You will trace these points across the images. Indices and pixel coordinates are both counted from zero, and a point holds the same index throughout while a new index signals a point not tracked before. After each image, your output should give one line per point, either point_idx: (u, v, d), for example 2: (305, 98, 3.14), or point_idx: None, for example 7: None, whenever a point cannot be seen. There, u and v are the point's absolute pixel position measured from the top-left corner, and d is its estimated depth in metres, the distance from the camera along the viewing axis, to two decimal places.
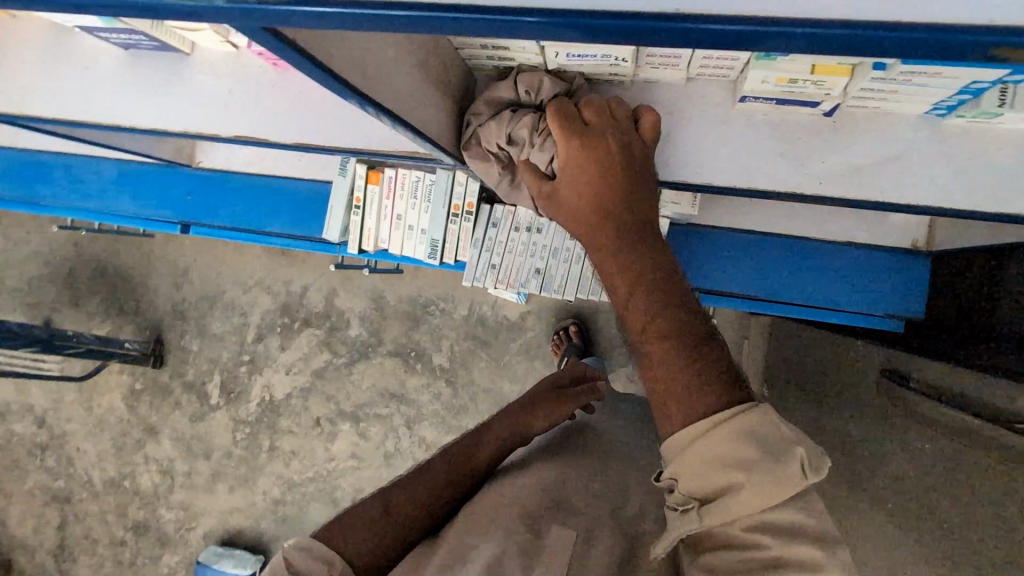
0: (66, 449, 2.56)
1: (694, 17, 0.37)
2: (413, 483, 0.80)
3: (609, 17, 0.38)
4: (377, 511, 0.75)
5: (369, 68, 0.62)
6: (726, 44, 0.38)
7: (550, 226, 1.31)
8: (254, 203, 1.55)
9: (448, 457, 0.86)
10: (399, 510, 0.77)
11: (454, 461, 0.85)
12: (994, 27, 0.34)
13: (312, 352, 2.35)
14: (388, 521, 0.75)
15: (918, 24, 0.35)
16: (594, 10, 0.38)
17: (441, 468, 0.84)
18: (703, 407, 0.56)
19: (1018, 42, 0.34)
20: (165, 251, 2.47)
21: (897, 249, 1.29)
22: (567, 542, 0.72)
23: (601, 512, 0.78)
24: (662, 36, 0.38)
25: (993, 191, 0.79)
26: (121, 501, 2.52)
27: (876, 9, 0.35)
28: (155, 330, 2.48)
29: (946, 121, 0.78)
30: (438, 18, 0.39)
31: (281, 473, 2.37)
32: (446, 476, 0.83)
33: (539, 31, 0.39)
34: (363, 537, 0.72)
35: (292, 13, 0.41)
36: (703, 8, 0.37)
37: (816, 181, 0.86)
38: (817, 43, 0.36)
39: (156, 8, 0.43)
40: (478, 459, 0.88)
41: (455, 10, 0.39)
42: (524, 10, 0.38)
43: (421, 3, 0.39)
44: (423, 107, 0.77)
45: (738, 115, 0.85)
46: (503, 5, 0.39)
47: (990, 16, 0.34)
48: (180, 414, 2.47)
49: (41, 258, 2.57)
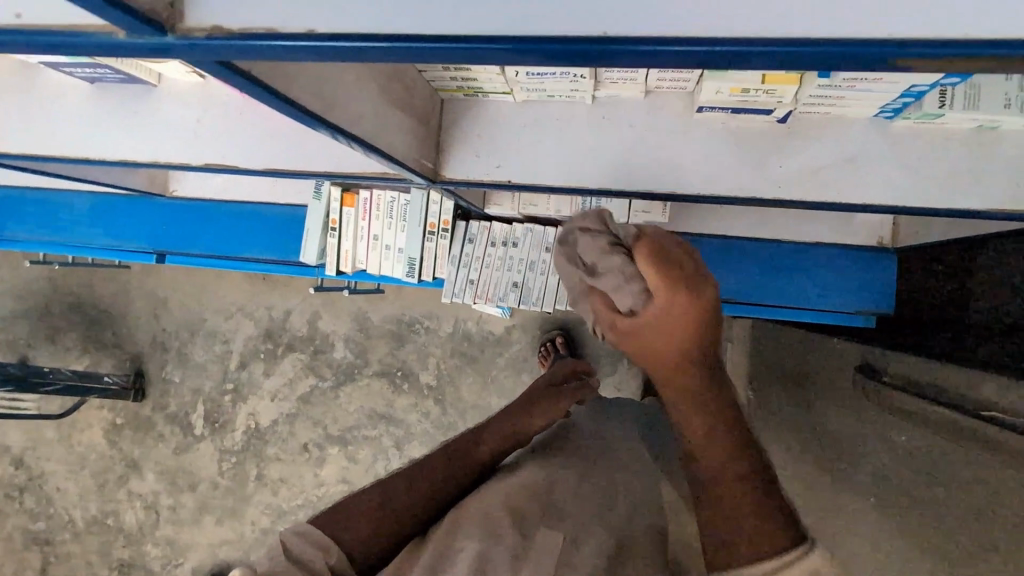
0: (45, 489, 2.49)
1: (653, 40, 0.37)
2: (413, 476, 0.79)
3: (564, 41, 0.38)
4: (377, 500, 0.75)
5: (329, 93, 0.62)
6: (692, 65, 0.38)
7: (525, 239, 1.33)
8: (231, 229, 1.54)
9: (450, 449, 0.85)
10: (395, 508, 0.76)
11: (453, 457, 0.84)
12: (947, 41, 0.35)
13: (298, 377, 2.32)
14: (387, 515, 0.75)
15: (874, 41, 0.35)
16: (548, 34, 0.38)
17: (442, 460, 0.83)
18: (771, 548, 0.59)
19: (970, 54, 0.34)
20: (144, 282, 2.44)
21: (864, 248, 1.34)
22: (555, 545, 0.71)
23: (590, 511, 0.78)
24: (625, 59, 0.38)
25: (946, 190, 0.82)
26: (104, 540, 2.45)
27: (836, 27, 0.36)
28: (135, 362, 2.44)
29: (894, 124, 0.82)
30: (391, 46, 0.39)
31: (270, 502, 2.33)
32: (446, 471, 0.82)
33: (504, 57, 0.39)
34: (360, 527, 0.72)
35: (247, 46, 0.39)
36: (662, 30, 0.37)
37: (776, 185, 0.87)
38: (785, 60, 0.37)
39: (108, 47, 0.39)
40: (479, 457, 0.86)
41: (407, 38, 0.38)
42: (493, 38, 0.38)
43: (380, 33, 0.39)
44: (390, 128, 0.77)
45: (697, 123, 0.87)
46: (456, 32, 0.38)
47: (941, 31, 0.35)
48: (164, 446, 2.42)
49: (15, 295, 2.52)
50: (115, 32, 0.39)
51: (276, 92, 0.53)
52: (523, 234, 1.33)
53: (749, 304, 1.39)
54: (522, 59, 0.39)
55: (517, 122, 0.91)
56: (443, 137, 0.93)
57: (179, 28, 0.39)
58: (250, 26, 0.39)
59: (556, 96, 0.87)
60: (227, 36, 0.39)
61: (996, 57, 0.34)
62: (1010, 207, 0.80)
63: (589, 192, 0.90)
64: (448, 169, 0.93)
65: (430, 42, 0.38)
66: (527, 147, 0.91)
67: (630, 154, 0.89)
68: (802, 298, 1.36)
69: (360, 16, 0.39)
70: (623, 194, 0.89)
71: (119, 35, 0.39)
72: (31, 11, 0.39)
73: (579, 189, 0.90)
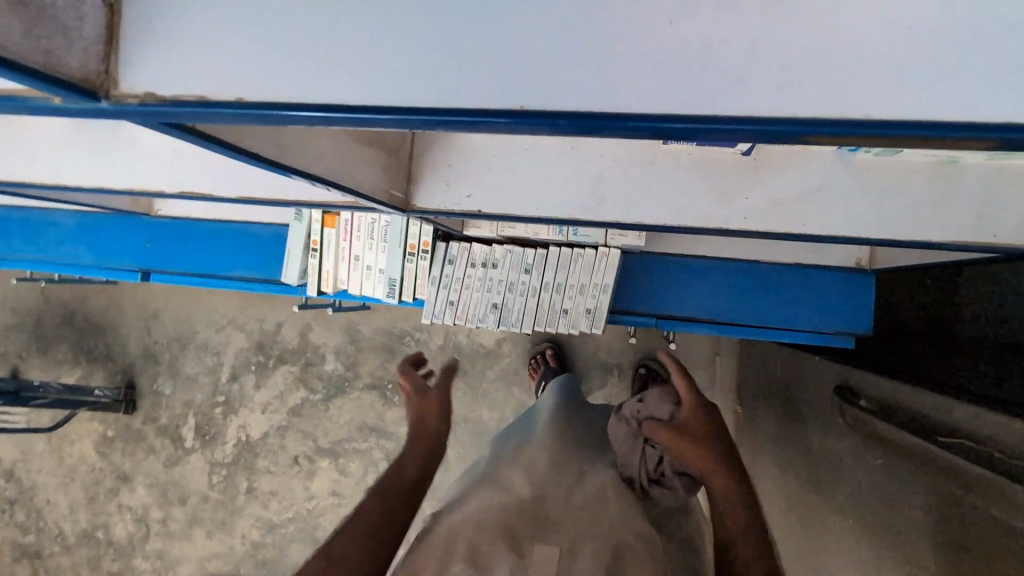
0: (36, 502, 2.48)
1: (604, 114, 0.37)
2: (352, 525, 0.75)
3: (518, 115, 0.38)
4: (319, 561, 0.71)
5: (284, 137, 0.62)
6: (647, 135, 0.38)
7: (506, 259, 1.31)
8: (215, 248, 1.55)
9: (380, 489, 0.79)
10: (345, 561, 0.71)
11: (385, 494, 0.79)
12: (874, 121, 0.35)
13: (288, 389, 2.32)
14: (336, 572, 0.70)
15: (812, 119, 0.35)
16: (493, 108, 0.38)
17: (373, 502, 0.78)
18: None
19: (901, 134, 0.35)
20: (135, 295, 2.44)
21: (844, 269, 1.31)
22: (551, 560, 0.74)
23: (580, 527, 0.81)
24: (589, 131, 0.38)
25: (907, 223, 0.83)
26: (94, 553, 2.44)
27: (783, 102, 0.36)
28: (126, 375, 2.44)
29: (856, 157, 0.82)
30: (345, 117, 0.39)
31: (260, 515, 2.32)
32: (381, 508, 0.77)
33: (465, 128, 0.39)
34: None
35: (195, 113, 0.40)
36: (619, 105, 0.37)
37: (742, 216, 0.88)
38: (760, 137, 0.37)
39: (39, 110, 0.40)
40: (409, 482, 0.81)
41: (365, 109, 0.39)
42: (459, 109, 0.38)
43: (338, 104, 0.39)
44: (355, 165, 0.77)
45: (665, 154, 0.88)
46: (409, 101, 0.38)
47: (867, 112, 0.35)
48: (154, 459, 2.42)
49: (7, 307, 2.53)
50: (50, 98, 0.39)
51: (227, 143, 0.54)
52: (504, 255, 1.30)
53: (735, 325, 1.35)
54: (453, 126, 0.40)
55: (487, 151, 0.91)
56: (414, 166, 0.94)
57: (114, 94, 0.40)
58: (179, 92, 0.40)
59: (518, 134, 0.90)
60: (161, 102, 0.39)
61: (900, 136, 0.35)
62: (974, 236, 0.82)
63: (559, 221, 0.91)
64: (419, 199, 0.94)
65: (364, 113, 0.39)
66: (498, 176, 0.92)
67: (599, 185, 0.89)
68: (783, 319, 1.33)
69: (290, 83, 0.39)
70: (593, 222, 0.91)
71: (53, 101, 0.39)
72: None
73: (551, 218, 0.91)
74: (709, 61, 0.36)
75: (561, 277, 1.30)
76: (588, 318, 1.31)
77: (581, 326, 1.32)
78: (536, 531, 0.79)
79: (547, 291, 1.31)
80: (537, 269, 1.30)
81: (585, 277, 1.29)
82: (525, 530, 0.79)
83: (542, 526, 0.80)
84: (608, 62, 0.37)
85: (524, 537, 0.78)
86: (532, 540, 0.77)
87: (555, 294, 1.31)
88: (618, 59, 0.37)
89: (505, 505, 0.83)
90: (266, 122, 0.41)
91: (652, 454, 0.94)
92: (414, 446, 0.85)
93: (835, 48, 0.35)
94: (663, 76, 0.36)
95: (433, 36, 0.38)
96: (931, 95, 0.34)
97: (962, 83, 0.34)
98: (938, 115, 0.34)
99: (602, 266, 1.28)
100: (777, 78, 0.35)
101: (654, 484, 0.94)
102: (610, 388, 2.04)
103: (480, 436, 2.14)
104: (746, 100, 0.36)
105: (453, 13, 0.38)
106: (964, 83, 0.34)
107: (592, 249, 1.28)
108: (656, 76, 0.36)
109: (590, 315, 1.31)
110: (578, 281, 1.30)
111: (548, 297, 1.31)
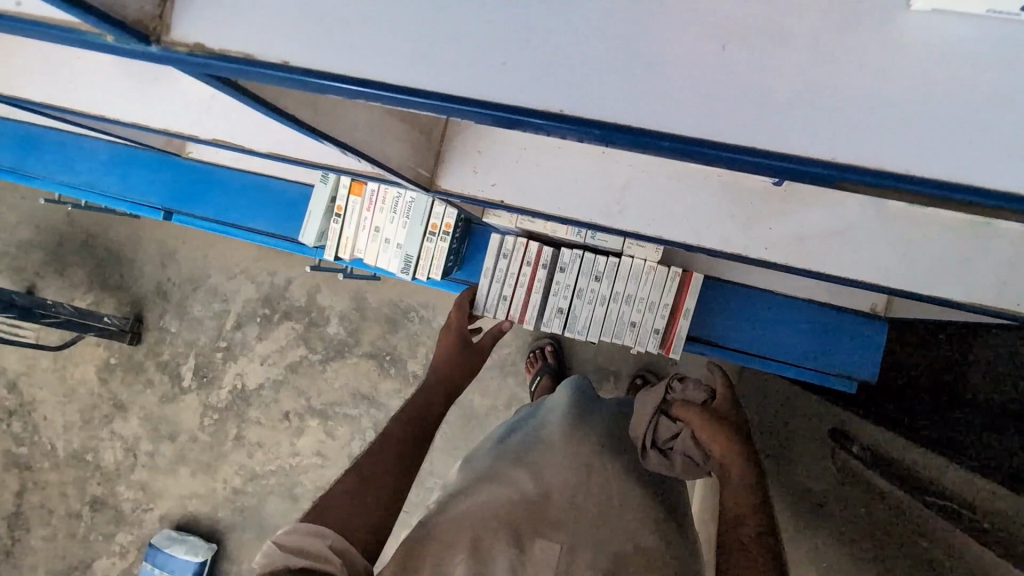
0: (33, 416, 2.55)
1: (651, 132, 0.37)
2: (378, 449, 0.80)
3: (577, 123, 0.38)
4: (354, 479, 0.75)
5: (319, 103, 0.64)
6: (679, 156, 0.38)
7: (577, 265, 1.27)
8: (238, 197, 1.56)
9: (425, 429, 0.86)
10: (381, 489, 0.76)
11: (409, 423, 0.85)
12: (914, 177, 0.35)
13: (290, 345, 2.35)
14: (368, 492, 0.75)
15: (856, 167, 0.35)
16: (545, 110, 0.38)
17: (399, 429, 0.83)
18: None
19: (937, 193, 0.35)
20: (155, 231, 2.48)
21: (857, 313, 1.30)
22: (553, 557, 0.78)
23: (583, 530, 0.84)
24: (633, 143, 0.38)
25: (926, 279, 0.83)
26: (81, 475, 2.51)
27: (828, 145, 0.36)
28: (135, 307, 2.48)
29: (889, 204, 0.82)
30: (398, 98, 0.40)
31: (243, 464, 2.36)
32: (408, 434, 0.83)
33: (519, 125, 0.39)
34: (347, 507, 0.73)
35: (244, 70, 0.41)
36: (666, 125, 0.37)
37: (762, 246, 0.88)
38: (767, 169, 0.37)
39: (92, 43, 0.41)
40: (433, 415, 0.88)
41: (414, 93, 0.39)
42: (522, 108, 0.38)
43: (398, 85, 0.40)
44: (383, 139, 0.77)
45: (695, 175, 0.88)
46: (470, 94, 0.39)
47: (905, 165, 0.35)
48: (151, 393, 2.47)
49: (32, 225, 2.58)
50: (103, 34, 0.40)
51: (266, 104, 0.56)
52: (574, 260, 1.27)
53: (743, 352, 1.33)
54: (475, 118, 0.40)
55: (518, 144, 0.92)
56: (444, 148, 0.94)
57: (164, 40, 0.40)
58: (226, 47, 0.40)
59: (552, 142, 0.89)
60: (209, 55, 0.40)
61: (931, 195, 0.35)
62: (992, 302, 0.81)
63: (580, 224, 0.92)
64: (444, 180, 0.94)
65: (423, 97, 0.39)
66: (526, 169, 0.92)
67: (626, 193, 0.89)
68: (791, 354, 1.31)
69: (331, 56, 0.40)
70: (613, 230, 0.91)
71: (104, 38, 0.40)
72: (59, 15, 0.40)
73: (573, 219, 0.91)
74: (750, 96, 0.36)
75: (631, 289, 1.26)
76: (653, 337, 1.26)
77: (644, 344, 1.27)
78: (540, 527, 0.83)
79: (616, 302, 1.27)
80: (607, 278, 1.26)
81: (656, 294, 1.25)
82: (530, 524, 0.83)
83: (545, 522, 0.84)
84: (641, 82, 0.37)
85: (528, 531, 0.81)
86: (535, 535, 0.81)
87: (623, 306, 1.26)
88: (651, 85, 0.37)
89: (510, 499, 0.86)
90: (305, 89, 0.42)
91: (666, 425, 0.97)
92: (434, 389, 0.93)
93: (878, 96, 0.35)
94: (705, 105, 0.37)
95: (483, 32, 0.38)
96: (969, 162, 0.34)
97: (1001, 153, 0.34)
98: (977, 183, 0.34)
99: (674, 284, 1.24)
100: (820, 122, 0.36)
101: (656, 450, 0.98)
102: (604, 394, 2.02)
103: (468, 420, 2.13)
104: (782, 137, 0.36)
105: (517, 7, 0.38)
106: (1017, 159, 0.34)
107: (664, 267, 1.25)
108: (702, 98, 0.37)
109: (658, 335, 1.26)
110: (649, 297, 1.25)
111: (616, 309, 1.27)
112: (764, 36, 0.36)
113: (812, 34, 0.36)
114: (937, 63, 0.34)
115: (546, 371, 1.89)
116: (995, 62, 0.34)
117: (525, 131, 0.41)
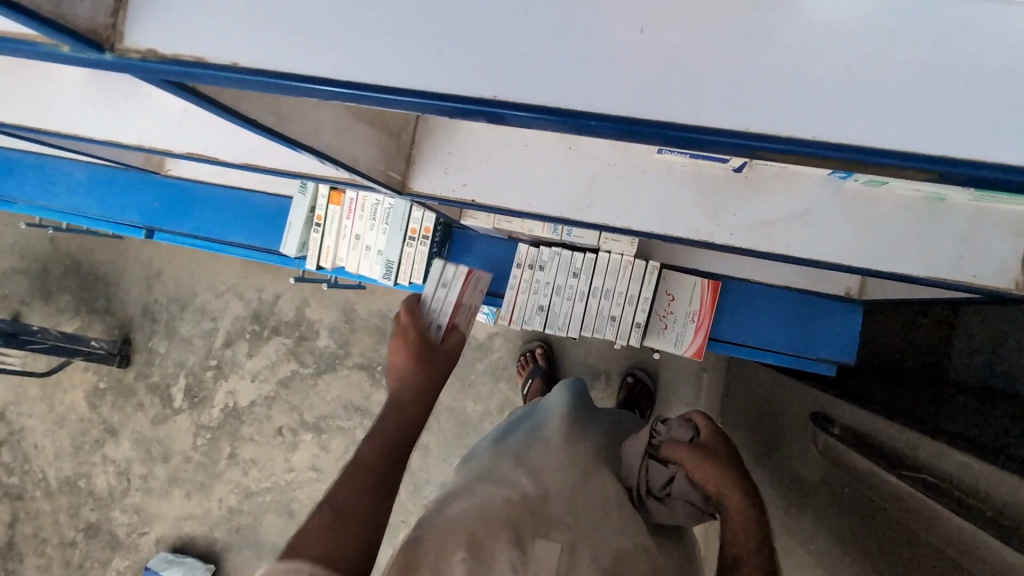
0: (23, 444, 2.53)
1: (600, 115, 0.39)
2: (355, 477, 0.67)
3: (535, 110, 0.40)
4: (327, 516, 0.64)
5: (283, 108, 0.66)
6: (623, 137, 0.40)
7: (554, 262, 1.29)
8: (220, 213, 1.57)
9: (396, 451, 0.69)
10: None
11: (382, 446, 0.69)
12: (843, 144, 0.37)
13: (280, 360, 2.35)
14: (348, 525, 0.64)
15: (780, 136, 0.38)
16: (499, 98, 0.40)
17: (371, 455, 0.68)
18: None
19: (865, 159, 0.37)
20: (139, 252, 2.48)
21: (830, 297, 1.32)
22: (552, 558, 0.77)
23: (579, 525, 0.84)
24: (593, 126, 0.40)
25: (884, 255, 0.85)
26: (74, 502, 2.48)
27: (763, 120, 0.38)
28: (123, 330, 2.47)
29: (846, 185, 0.85)
30: (358, 95, 0.42)
31: (238, 482, 2.35)
32: (382, 462, 0.68)
33: (474, 115, 0.41)
34: (332, 546, 0.62)
35: (205, 74, 0.42)
36: (606, 106, 0.39)
37: (727, 233, 0.90)
38: (704, 145, 0.39)
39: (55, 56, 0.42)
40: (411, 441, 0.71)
41: (373, 89, 0.41)
42: (485, 100, 0.40)
43: (347, 81, 0.42)
44: (352, 142, 0.79)
45: (659, 164, 0.90)
46: (424, 87, 0.41)
47: (816, 132, 0.38)
48: (142, 415, 2.45)
49: (15, 251, 2.56)
50: (58, 45, 0.41)
51: (229, 109, 0.58)
52: (552, 257, 1.29)
53: (722, 342, 1.36)
54: (440, 112, 0.42)
55: (487, 145, 0.93)
56: (415, 151, 0.96)
57: (119, 48, 0.42)
58: (180, 53, 0.42)
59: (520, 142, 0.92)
60: (160, 60, 0.42)
61: (865, 161, 0.38)
62: (953, 274, 0.83)
63: (549, 218, 0.94)
64: (416, 182, 0.96)
65: (382, 93, 0.41)
66: (495, 169, 0.94)
67: (595, 186, 0.91)
68: (768, 341, 1.35)
69: (285, 55, 0.42)
70: (583, 223, 0.93)
71: (61, 48, 0.41)
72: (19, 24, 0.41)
73: (544, 215, 0.93)
74: (674, 78, 0.39)
75: (609, 284, 1.27)
76: (635, 331, 1.28)
77: (628, 338, 1.28)
78: (538, 528, 0.82)
79: (595, 297, 1.29)
80: (585, 274, 1.28)
81: (635, 288, 1.27)
82: (528, 524, 0.81)
83: (541, 522, 0.83)
84: (585, 68, 0.39)
85: (525, 532, 0.80)
86: (535, 536, 0.80)
87: (603, 300, 1.28)
88: (594, 70, 0.39)
89: (508, 499, 0.85)
90: (267, 90, 0.43)
91: (657, 469, 0.93)
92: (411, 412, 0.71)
93: (791, 70, 0.38)
94: (639, 85, 0.39)
95: (431, 29, 0.41)
96: (892, 128, 0.37)
97: (908, 123, 0.37)
98: (905, 148, 0.37)
99: (653, 277, 1.25)
100: (746, 97, 0.38)
101: (653, 498, 0.93)
102: (595, 394, 2.03)
103: (462, 426, 2.13)
104: (713, 114, 0.38)
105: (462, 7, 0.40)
106: (935, 121, 0.36)
107: (642, 261, 1.27)
108: (636, 79, 0.39)
109: (640, 329, 1.27)
110: (628, 291, 1.27)
111: (598, 304, 1.28)
112: (681, 19, 0.39)
113: (721, 17, 0.39)
114: (840, 36, 0.37)
115: (536, 374, 1.89)
116: (889, 34, 0.37)
117: (489, 123, 0.43)
